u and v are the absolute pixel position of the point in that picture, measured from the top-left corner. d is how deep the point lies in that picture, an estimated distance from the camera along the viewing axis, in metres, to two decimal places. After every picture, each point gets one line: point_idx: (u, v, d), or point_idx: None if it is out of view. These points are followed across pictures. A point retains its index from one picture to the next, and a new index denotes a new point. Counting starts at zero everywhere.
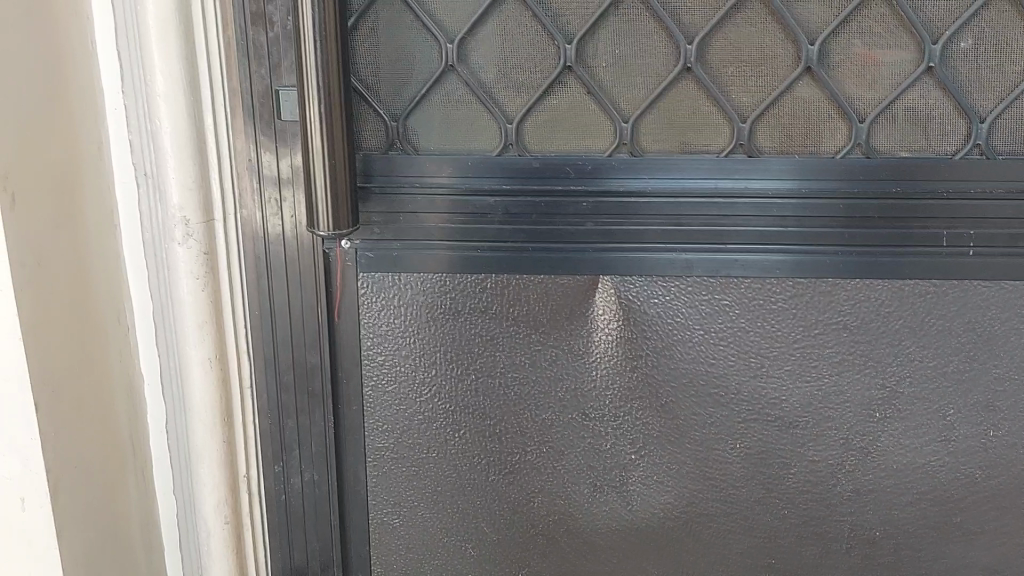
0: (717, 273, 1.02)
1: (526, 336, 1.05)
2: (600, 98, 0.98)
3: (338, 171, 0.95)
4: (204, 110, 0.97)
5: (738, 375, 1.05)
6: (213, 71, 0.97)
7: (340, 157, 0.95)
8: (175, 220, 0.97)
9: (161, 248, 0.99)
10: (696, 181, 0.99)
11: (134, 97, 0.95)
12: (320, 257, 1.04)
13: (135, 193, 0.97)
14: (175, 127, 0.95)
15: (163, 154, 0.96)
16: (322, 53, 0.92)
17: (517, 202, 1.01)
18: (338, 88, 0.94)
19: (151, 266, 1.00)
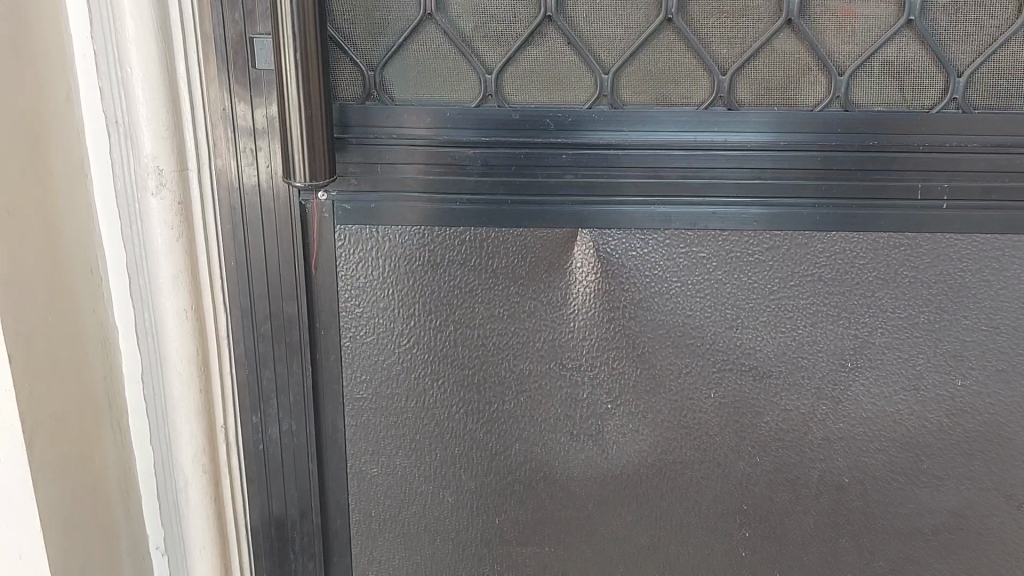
0: (695, 225, 1.02)
1: (504, 287, 1.05)
2: (579, 50, 0.97)
3: (315, 125, 0.92)
4: (176, 58, 0.95)
5: (714, 326, 1.06)
6: (185, 17, 0.94)
7: (317, 111, 0.92)
8: (148, 170, 0.96)
9: (134, 199, 0.97)
10: (676, 133, 0.99)
11: (102, 43, 0.92)
12: (296, 208, 1.03)
13: (105, 143, 0.95)
14: (147, 76, 0.93)
15: (134, 103, 0.94)
16: (299, 6, 0.89)
17: (496, 155, 1.00)
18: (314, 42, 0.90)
19: (124, 217, 0.98)
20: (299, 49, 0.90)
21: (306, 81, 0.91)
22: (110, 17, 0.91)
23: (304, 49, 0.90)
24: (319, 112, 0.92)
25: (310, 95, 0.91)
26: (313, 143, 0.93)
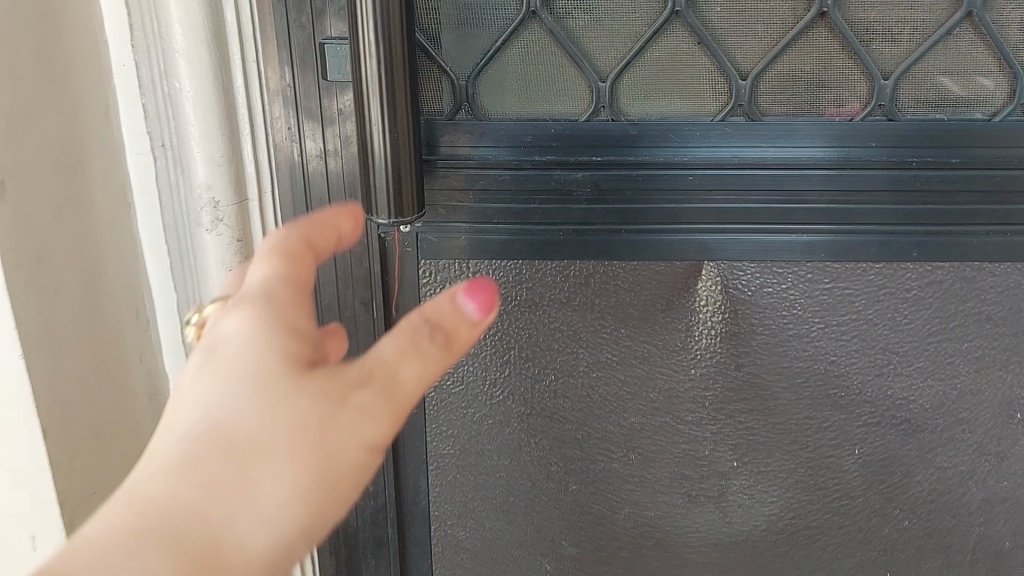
0: (843, 257, 0.87)
1: (614, 330, 0.90)
2: (712, 51, 0.81)
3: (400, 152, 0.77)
4: (233, 70, 0.80)
5: (861, 374, 0.90)
6: (243, 18, 0.78)
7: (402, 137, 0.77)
8: (202, 202, 0.81)
9: (184, 233, 0.84)
10: (827, 151, 0.83)
11: (147, 52, 0.77)
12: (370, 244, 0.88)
13: (151, 168, 0.82)
14: (197, 92, 0.78)
15: (185, 124, 0.79)
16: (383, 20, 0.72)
17: (610, 177, 0.84)
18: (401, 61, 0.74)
19: (175, 254, 0.85)
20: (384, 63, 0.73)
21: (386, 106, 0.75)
22: (156, 21, 0.76)
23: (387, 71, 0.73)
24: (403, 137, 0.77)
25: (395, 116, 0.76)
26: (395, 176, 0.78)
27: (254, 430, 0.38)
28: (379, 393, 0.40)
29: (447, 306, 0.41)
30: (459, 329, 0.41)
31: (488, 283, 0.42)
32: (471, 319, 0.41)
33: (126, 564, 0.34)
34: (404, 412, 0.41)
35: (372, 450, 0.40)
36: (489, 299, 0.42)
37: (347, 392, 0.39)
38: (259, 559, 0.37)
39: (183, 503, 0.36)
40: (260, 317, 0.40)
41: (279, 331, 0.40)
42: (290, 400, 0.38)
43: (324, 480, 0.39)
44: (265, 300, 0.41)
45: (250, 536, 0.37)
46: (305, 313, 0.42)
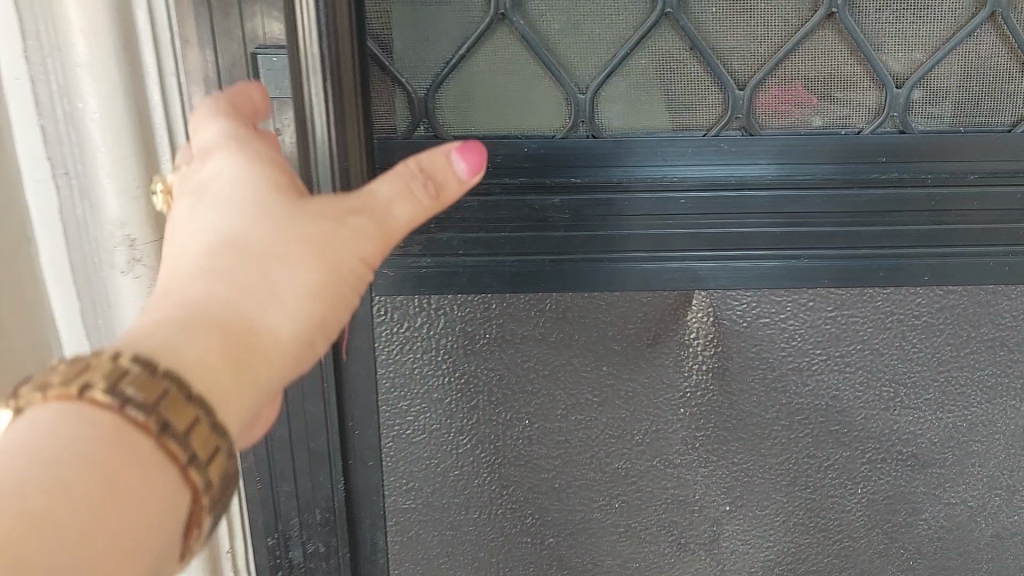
0: (850, 282, 0.78)
1: (594, 368, 0.81)
2: (707, 58, 0.70)
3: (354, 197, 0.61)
4: (149, 85, 0.66)
5: (866, 408, 0.82)
6: (157, 24, 0.65)
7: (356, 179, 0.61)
8: (115, 241, 0.69)
9: (96, 273, 0.72)
10: (834, 168, 0.73)
11: (42, 64, 0.65)
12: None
13: (54, 198, 0.70)
14: (105, 114, 0.65)
15: (93, 150, 0.66)
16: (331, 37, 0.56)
17: (592, 202, 0.73)
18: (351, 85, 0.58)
19: (86, 295, 0.73)
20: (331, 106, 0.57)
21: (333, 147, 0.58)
22: (50, 30, 0.63)
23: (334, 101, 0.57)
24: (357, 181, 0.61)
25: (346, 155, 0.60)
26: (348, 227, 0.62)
27: (256, 245, 0.42)
28: (372, 225, 0.44)
29: (442, 163, 0.44)
30: (448, 184, 0.44)
31: (479, 145, 0.46)
32: (459, 177, 0.44)
33: (178, 337, 0.38)
34: (393, 241, 0.45)
35: (368, 267, 0.44)
36: (479, 161, 0.45)
37: (341, 215, 0.43)
38: (290, 342, 0.41)
39: (232, 302, 0.40)
40: (244, 165, 0.44)
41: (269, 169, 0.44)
42: (289, 225, 0.42)
43: (334, 277, 0.43)
44: (240, 141, 0.46)
45: (274, 322, 0.41)
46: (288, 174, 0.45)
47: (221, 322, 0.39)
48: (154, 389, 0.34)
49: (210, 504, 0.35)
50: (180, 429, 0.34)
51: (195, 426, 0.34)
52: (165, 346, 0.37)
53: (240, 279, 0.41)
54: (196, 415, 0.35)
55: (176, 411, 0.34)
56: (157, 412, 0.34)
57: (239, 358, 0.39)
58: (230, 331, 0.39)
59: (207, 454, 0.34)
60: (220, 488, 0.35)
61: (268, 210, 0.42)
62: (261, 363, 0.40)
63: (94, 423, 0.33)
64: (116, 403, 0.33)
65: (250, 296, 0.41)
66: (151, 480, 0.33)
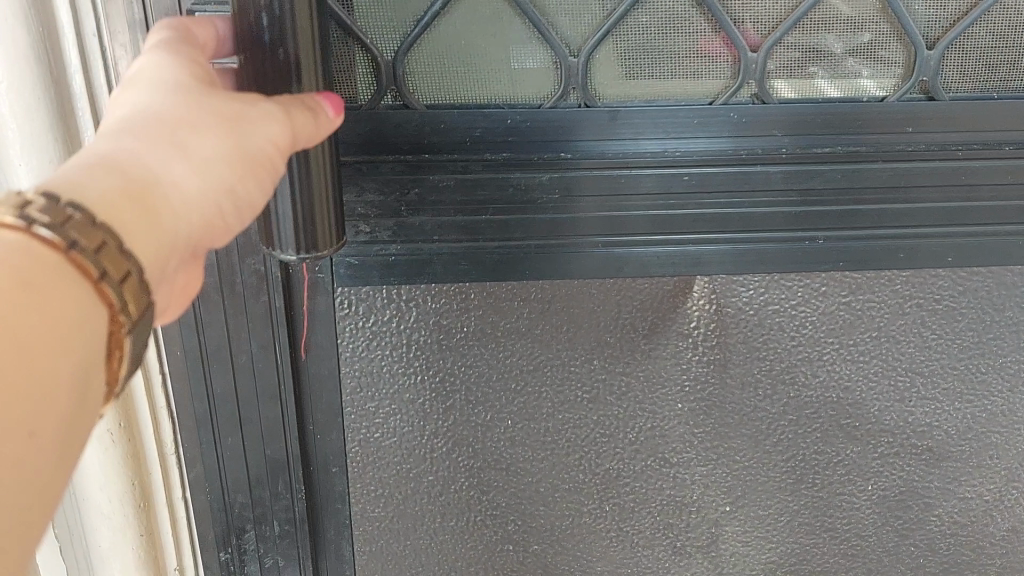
0: (866, 265, 0.70)
1: (585, 361, 0.72)
2: (717, 14, 0.62)
3: (301, 170, 0.54)
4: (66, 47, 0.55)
5: (880, 401, 0.75)
6: None
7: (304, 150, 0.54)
8: None
9: None
10: (854, 139, 0.66)
11: None
12: (268, 280, 0.65)
13: None
14: (13, 84, 0.54)
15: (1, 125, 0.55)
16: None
17: (582, 178, 0.64)
18: (310, 56, 0.49)
19: None
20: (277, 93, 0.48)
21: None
22: None
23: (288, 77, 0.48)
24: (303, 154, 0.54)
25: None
26: (297, 206, 0.55)
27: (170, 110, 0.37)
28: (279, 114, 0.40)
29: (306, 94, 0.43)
30: (320, 106, 0.42)
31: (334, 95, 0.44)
32: (330, 117, 0.43)
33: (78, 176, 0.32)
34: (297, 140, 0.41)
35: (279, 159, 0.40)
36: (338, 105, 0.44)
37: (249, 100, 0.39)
38: (196, 209, 0.36)
39: (148, 156, 0.35)
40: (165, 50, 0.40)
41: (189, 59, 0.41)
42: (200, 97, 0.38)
43: (245, 155, 0.38)
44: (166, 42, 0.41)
45: (184, 181, 0.35)
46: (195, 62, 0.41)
47: (128, 170, 0.34)
48: (63, 213, 0.30)
49: (127, 324, 0.32)
50: (91, 248, 0.30)
51: (103, 250, 0.31)
52: (75, 183, 0.32)
53: (152, 131, 0.36)
54: (105, 242, 0.31)
55: (83, 232, 0.30)
56: (68, 230, 0.30)
57: (145, 206, 0.34)
58: (138, 185, 0.34)
59: (121, 280, 0.31)
60: (135, 312, 0.32)
61: (187, 79, 0.38)
62: (169, 219, 0.35)
63: (2, 247, 0.29)
64: (19, 222, 0.30)
65: (159, 151, 0.35)
66: (66, 306, 0.30)
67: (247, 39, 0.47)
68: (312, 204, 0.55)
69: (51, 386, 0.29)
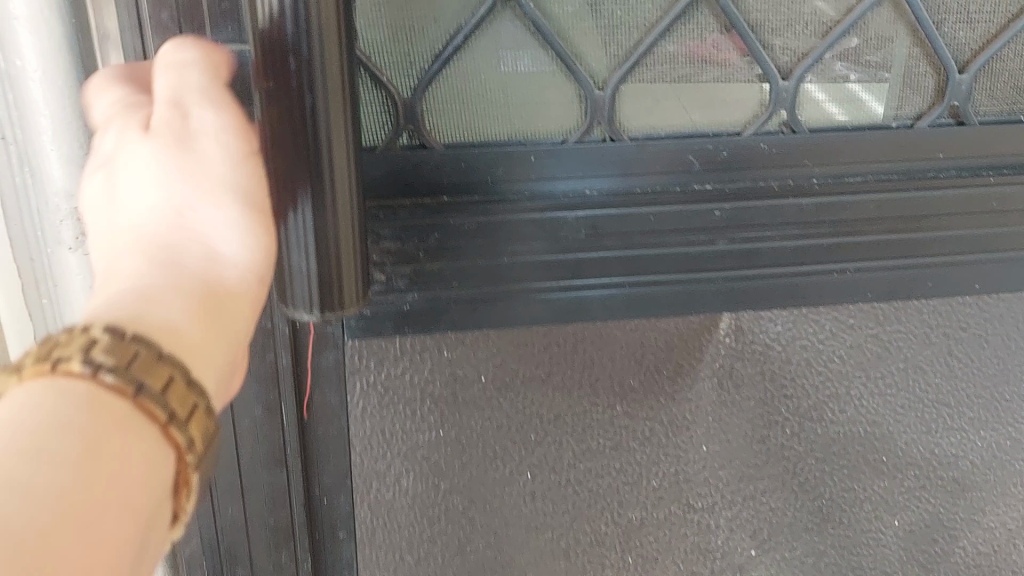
0: (894, 296, 0.68)
1: (608, 407, 0.69)
2: (749, 43, 0.58)
3: (330, 232, 0.49)
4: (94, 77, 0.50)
5: (907, 434, 0.73)
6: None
7: (334, 212, 0.49)
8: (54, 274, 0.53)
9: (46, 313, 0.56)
10: (882, 167, 0.64)
11: None
12: (274, 336, 0.59)
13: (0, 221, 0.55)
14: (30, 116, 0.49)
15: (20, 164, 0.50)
16: (310, 44, 0.44)
17: (610, 216, 0.61)
18: (338, 99, 0.46)
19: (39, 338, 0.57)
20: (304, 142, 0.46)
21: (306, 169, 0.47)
22: None
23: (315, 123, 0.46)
24: (332, 215, 0.49)
25: (318, 182, 0.47)
26: (322, 269, 0.50)
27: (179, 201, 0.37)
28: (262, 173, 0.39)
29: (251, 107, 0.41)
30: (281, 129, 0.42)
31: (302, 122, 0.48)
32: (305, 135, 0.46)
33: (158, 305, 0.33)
34: None
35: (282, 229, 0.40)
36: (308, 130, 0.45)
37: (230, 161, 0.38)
38: (249, 296, 0.38)
39: (185, 262, 0.36)
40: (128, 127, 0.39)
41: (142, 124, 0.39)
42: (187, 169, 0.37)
43: (262, 227, 0.38)
44: (123, 108, 0.40)
45: (233, 276, 0.37)
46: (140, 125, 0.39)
47: (187, 283, 0.35)
48: (126, 350, 0.29)
49: (195, 459, 0.30)
50: (157, 387, 0.29)
51: (173, 384, 0.30)
52: (131, 314, 0.32)
53: (180, 238, 0.37)
54: (174, 377, 0.30)
55: (150, 371, 0.29)
56: (132, 370, 0.29)
57: (215, 307, 0.35)
58: (197, 290, 0.35)
59: (187, 410, 0.30)
60: (201, 445, 0.30)
61: (167, 157, 0.37)
62: (237, 314, 0.37)
63: (72, 402, 0.27)
64: (86, 369, 0.28)
65: (197, 255, 0.36)
66: (144, 449, 0.28)
67: (271, 84, 0.45)
68: (332, 253, 0.50)
69: (134, 512, 0.28)
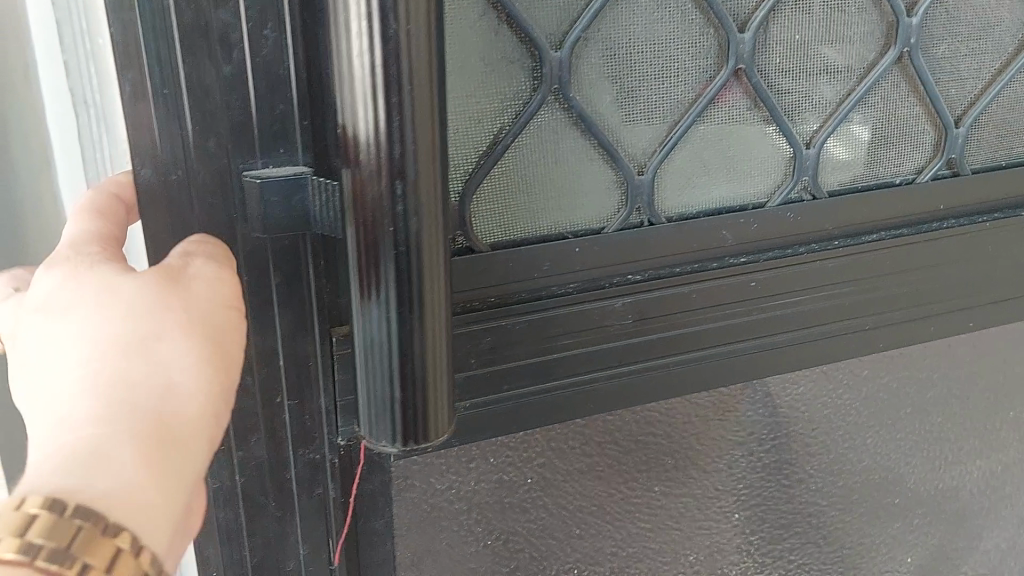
0: (904, 344, 0.70)
1: (649, 490, 0.67)
2: (777, 116, 0.59)
3: (420, 361, 0.45)
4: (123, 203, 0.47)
5: (914, 473, 0.76)
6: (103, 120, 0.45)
7: (424, 334, 0.45)
8: None
9: None
10: (894, 223, 0.65)
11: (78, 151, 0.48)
12: (322, 469, 0.55)
13: None
14: None
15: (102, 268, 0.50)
16: (416, 159, 0.41)
17: (654, 298, 0.59)
18: (436, 218, 0.43)
19: None
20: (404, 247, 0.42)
21: (403, 294, 0.43)
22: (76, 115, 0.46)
23: (418, 246, 0.43)
24: (424, 345, 0.45)
25: (412, 313, 0.44)
26: (410, 397, 0.46)
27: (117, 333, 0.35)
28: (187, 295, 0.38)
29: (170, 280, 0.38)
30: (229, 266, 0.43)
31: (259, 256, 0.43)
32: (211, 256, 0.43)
33: (118, 471, 0.32)
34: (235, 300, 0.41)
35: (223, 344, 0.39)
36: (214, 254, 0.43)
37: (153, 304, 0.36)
38: (199, 417, 0.36)
39: (128, 386, 0.34)
40: (61, 270, 0.36)
41: (87, 267, 0.37)
42: (120, 313, 0.35)
43: (206, 352, 0.37)
44: (69, 255, 0.38)
45: (177, 406, 0.35)
46: (69, 270, 0.37)
47: (142, 426, 0.33)
48: (69, 528, 0.28)
49: None
50: (100, 568, 0.28)
51: (120, 557, 0.29)
52: (68, 486, 0.30)
53: (124, 362, 0.34)
54: (122, 546, 0.30)
55: (97, 551, 0.29)
56: (75, 554, 0.28)
57: (165, 448, 0.34)
58: (144, 424, 0.34)
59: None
60: None
61: (99, 292, 0.36)
62: (181, 449, 0.35)
63: None
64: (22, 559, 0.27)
65: (148, 389, 0.34)
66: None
67: (371, 207, 0.42)
68: (421, 380, 0.46)
69: None
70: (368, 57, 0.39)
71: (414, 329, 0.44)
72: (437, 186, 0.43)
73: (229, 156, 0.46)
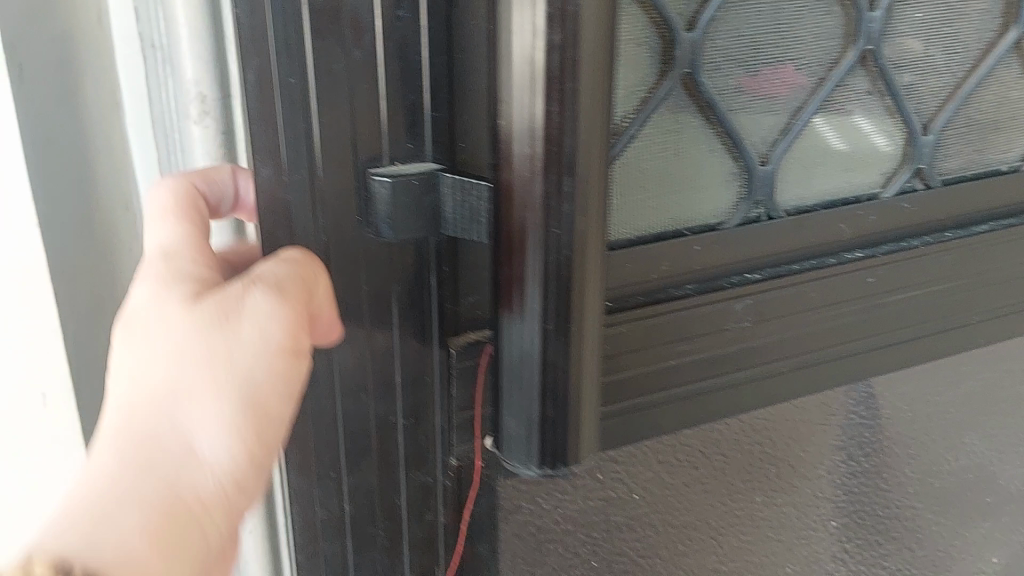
0: (1004, 340, 0.67)
1: (752, 500, 0.63)
2: (897, 101, 0.55)
3: (571, 375, 0.41)
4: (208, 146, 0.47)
5: (1003, 472, 0.73)
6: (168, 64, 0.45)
7: (577, 345, 0.40)
8: None
9: None
10: (1002, 213, 0.62)
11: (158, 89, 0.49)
12: (434, 493, 0.51)
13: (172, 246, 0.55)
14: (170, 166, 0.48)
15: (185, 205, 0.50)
16: (578, 145, 0.36)
17: (773, 298, 0.55)
18: (603, 221, 0.39)
19: None
20: (559, 246, 0.38)
21: (567, 302, 0.39)
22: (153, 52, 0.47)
23: (576, 244, 0.38)
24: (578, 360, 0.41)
25: (566, 320, 0.39)
26: (559, 416, 0.41)
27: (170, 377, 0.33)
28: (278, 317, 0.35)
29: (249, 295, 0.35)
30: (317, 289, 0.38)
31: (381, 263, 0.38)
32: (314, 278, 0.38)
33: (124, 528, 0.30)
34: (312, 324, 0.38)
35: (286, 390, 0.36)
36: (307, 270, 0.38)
37: (221, 323, 0.34)
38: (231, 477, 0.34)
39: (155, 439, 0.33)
40: (144, 284, 0.35)
41: (170, 282, 0.35)
42: (178, 337, 0.34)
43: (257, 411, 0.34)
44: (163, 256, 0.36)
45: (206, 463, 0.33)
46: (153, 280, 0.35)
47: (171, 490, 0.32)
48: None
49: None
50: None
51: None
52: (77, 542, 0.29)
53: (155, 412, 0.33)
54: None
55: None
56: None
57: (180, 518, 0.32)
58: (167, 490, 0.32)
59: None
60: None
61: (171, 314, 0.34)
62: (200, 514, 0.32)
63: None
64: None
65: (176, 440, 0.33)
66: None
67: (524, 203, 0.38)
68: (572, 398, 0.41)
69: None
70: (545, 38, 0.35)
71: (567, 340, 0.40)
72: (605, 186, 0.39)
73: (354, 156, 0.41)
